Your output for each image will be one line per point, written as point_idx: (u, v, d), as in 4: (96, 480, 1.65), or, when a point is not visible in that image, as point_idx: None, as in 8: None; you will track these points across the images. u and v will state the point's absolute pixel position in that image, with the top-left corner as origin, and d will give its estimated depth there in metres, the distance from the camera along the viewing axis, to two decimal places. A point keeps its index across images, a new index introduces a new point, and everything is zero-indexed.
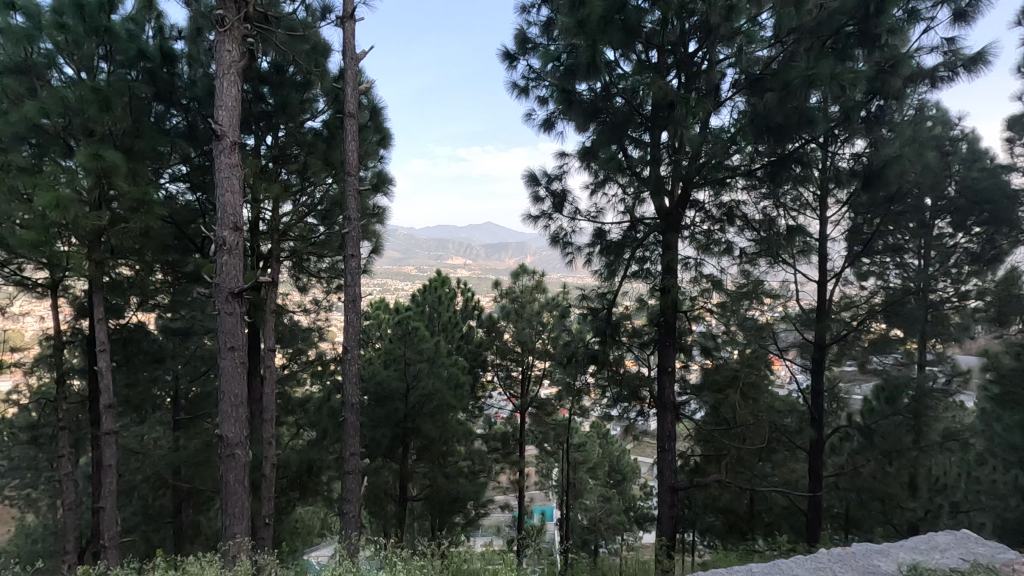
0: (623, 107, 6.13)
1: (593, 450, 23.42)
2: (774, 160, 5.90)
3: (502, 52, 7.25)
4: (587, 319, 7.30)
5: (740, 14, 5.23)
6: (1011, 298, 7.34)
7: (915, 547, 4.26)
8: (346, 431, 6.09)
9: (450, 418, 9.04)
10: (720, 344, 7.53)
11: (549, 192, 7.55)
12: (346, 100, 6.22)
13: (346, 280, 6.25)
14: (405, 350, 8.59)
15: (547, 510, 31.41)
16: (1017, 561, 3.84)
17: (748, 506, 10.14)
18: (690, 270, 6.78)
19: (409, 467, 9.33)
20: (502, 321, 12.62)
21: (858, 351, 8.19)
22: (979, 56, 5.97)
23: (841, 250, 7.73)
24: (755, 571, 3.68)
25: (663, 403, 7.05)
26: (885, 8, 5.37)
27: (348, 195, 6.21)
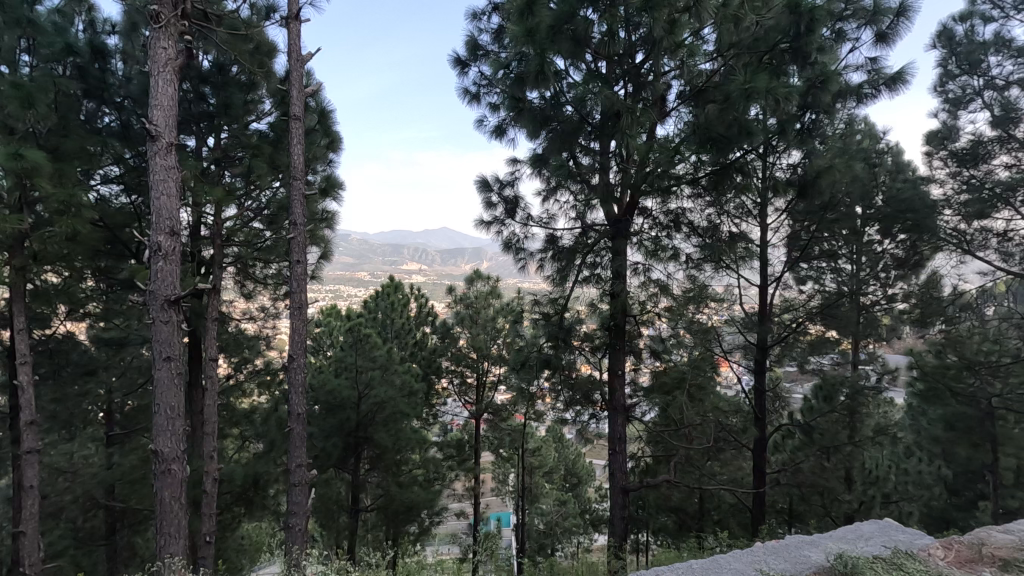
0: (573, 115, 6.22)
1: (550, 454, 23.58)
2: (717, 169, 6.15)
3: (452, 59, 7.27)
4: (540, 324, 7.31)
5: (682, 28, 5.37)
6: (932, 301, 8.24)
7: (841, 537, 4.39)
8: (292, 443, 5.87)
9: (404, 426, 8.86)
10: (669, 347, 7.67)
11: (501, 198, 7.61)
12: (292, 102, 6.06)
13: (292, 287, 6.05)
14: (356, 358, 8.41)
15: (503, 517, 31.61)
16: (935, 546, 4.04)
17: (699, 506, 10.54)
18: (639, 275, 6.93)
19: (362, 478, 9.10)
20: (456, 327, 12.51)
21: (799, 352, 8.63)
22: (899, 76, 6.41)
23: (781, 256, 8.05)
24: (693, 567, 3.67)
25: (614, 406, 7.18)
26: (814, 27, 5.67)
27: (293, 199, 6.02)
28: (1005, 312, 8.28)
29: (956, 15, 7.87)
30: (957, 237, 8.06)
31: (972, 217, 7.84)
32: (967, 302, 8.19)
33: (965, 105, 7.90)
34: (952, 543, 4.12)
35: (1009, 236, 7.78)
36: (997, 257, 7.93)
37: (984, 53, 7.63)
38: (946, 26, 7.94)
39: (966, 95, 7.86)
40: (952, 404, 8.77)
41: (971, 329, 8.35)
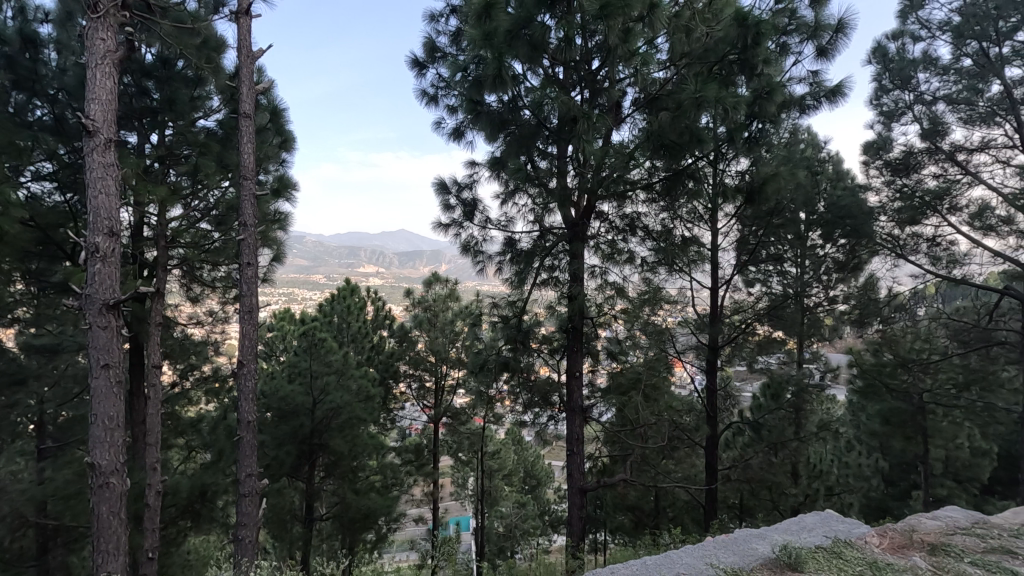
0: (530, 120, 6.25)
1: (509, 457, 23.64)
2: (670, 175, 6.33)
3: (410, 60, 7.21)
4: (499, 326, 7.31)
5: (636, 37, 5.49)
6: (869, 303, 8.73)
7: (785, 529, 4.56)
8: (241, 452, 5.68)
9: (361, 432, 8.69)
10: (625, 348, 7.89)
11: (459, 200, 7.57)
12: (241, 99, 5.86)
13: (242, 290, 5.85)
14: (311, 363, 8.21)
15: (462, 521, 31.53)
16: (871, 534, 4.25)
17: (654, 504, 10.78)
18: (597, 278, 7.11)
19: (316, 486, 8.86)
20: (414, 330, 12.39)
21: (749, 352, 8.92)
22: (838, 88, 6.75)
23: (731, 259, 8.32)
24: (647, 565, 3.71)
25: (571, 407, 7.27)
26: (760, 41, 5.69)
27: (243, 200, 5.82)
28: (933, 312, 8.77)
29: (888, 34, 8.37)
30: (891, 241, 8.49)
31: (905, 223, 8.27)
32: (901, 303, 8.62)
33: (897, 118, 8.40)
34: (886, 530, 4.36)
35: (937, 241, 8.27)
36: (927, 260, 8.39)
37: (913, 70, 8.16)
38: (879, 43, 8.43)
39: (898, 108, 8.36)
40: (887, 399, 9.24)
41: (904, 329, 8.86)
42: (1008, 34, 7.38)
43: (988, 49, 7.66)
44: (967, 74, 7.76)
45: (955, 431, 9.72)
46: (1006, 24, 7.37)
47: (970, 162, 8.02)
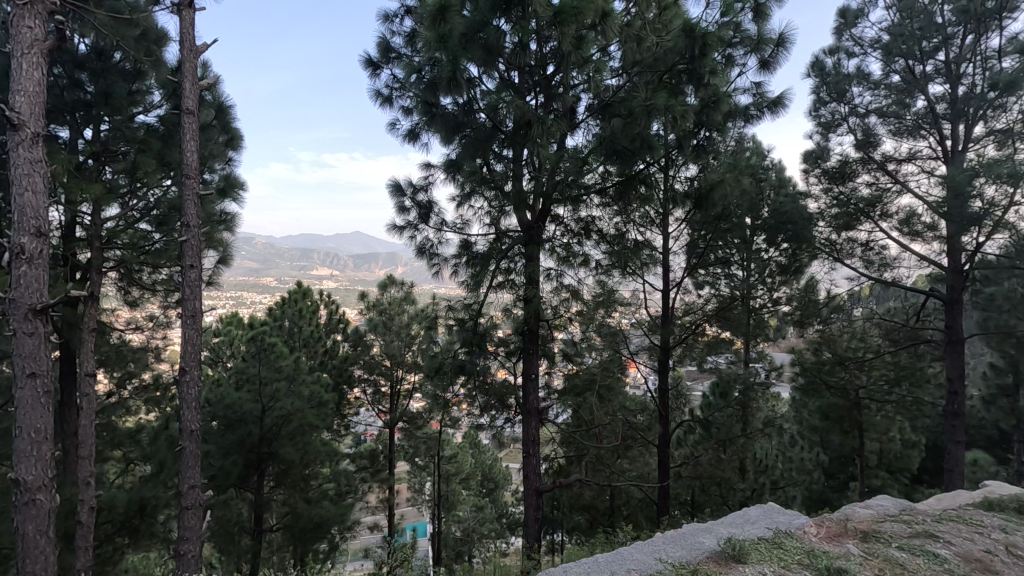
0: (485, 123, 6.23)
1: (466, 460, 23.51)
2: (622, 179, 6.48)
3: (364, 59, 7.10)
4: (455, 330, 7.32)
5: (589, 44, 5.60)
6: (810, 305, 9.18)
7: (730, 522, 4.72)
8: (183, 463, 5.44)
9: (313, 439, 8.42)
10: (580, 350, 8.24)
11: (414, 202, 7.48)
12: (184, 95, 5.63)
13: (184, 294, 5.60)
14: (260, 369, 7.95)
15: (419, 527, 31.20)
16: (809, 524, 4.47)
17: (610, 503, 11.04)
18: (553, 281, 7.34)
19: (266, 496, 8.56)
20: (369, 334, 12.16)
21: (698, 352, 9.13)
22: (779, 100, 7.08)
23: (681, 262, 8.62)
24: (598, 562, 3.77)
25: (528, 409, 7.30)
26: (706, 51, 5.79)
27: (185, 200, 5.58)
28: (868, 312, 9.33)
29: (826, 49, 8.84)
30: (829, 245, 8.91)
31: (841, 229, 8.70)
32: (838, 304, 9.15)
33: (834, 128, 8.86)
34: (823, 520, 4.58)
35: (870, 246, 8.77)
36: (861, 263, 8.86)
37: (848, 84, 8.63)
38: (817, 58, 8.89)
39: (835, 120, 8.82)
40: (824, 395, 10.00)
41: (841, 328, 9.45)
42: (930, 53, 7.97)
43: (914, 66, 8.21)
44: (896, 89, 8.26)
45: (887, 424, 10.32)
46: (929, 44, 7.96)
47: (898, 172, 8.56)
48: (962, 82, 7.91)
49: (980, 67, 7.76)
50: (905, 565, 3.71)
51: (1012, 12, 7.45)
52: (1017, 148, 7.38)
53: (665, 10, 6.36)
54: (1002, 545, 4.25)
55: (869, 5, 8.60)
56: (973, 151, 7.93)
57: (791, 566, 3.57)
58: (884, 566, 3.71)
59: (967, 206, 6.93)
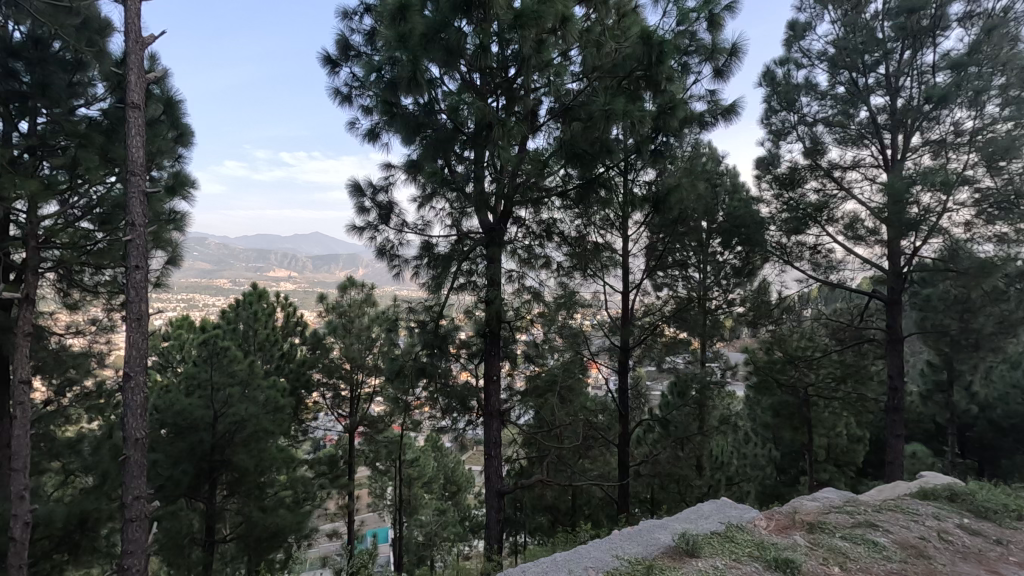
0: (446, 123, 6.19)
1: (429, 463, 23.31)
2: (583, 183, 6.56)
3: (321, 56, 6.96)
4: (416, 332, 7.19)
5: (549, 48, 5.63)
6: (762, 306, 9.54)
7: (685, 517, 4.84)
8: (128, 473, 5.20)
9: (268, 445, 8.16)
10: (542, 351, 8.33)
11: (374, 203, 7.37)
12: (129, 88, 5.39)
13: (128, 296, 5.34)
14: (211, 373, 7.66)
15: (380, 532, 30.79)
16: (759, 517, 4.62)
17: (571, 503, 11.21)
18: (514, 282, 7.44)
19: (218, 505, 8.27)
20: (328, 337, 11.91)
21: (657, 352, 9.27)
22: (732, 108, 7.33)
23: (640, 265, 8.86)
24: (556, 561, 3.80)
25: (489, 411, 7.29)
26: (663, 58, 5.86)
27: (130, 197, 5.34)
28: (817, 313, 9.75)
29: (776, 60, 9.20)
30: (780, 249, 9.22)
31: (790, 233, 9.00)
32: (789, 305, 9.48)
33: (784, 136, 9.22)
34: (772, 513, 4.74)
35: (818, 249, 9.12)
36: (809, 266, 9.22)
37: (797, 93, 9.00)
38: (769, 68, 9.24)
39: (785, 127, 9.17)
40: (777, 394, 10.40)
41: (791, 328, 9.80)
42: (872, 66, 8.39)
43: (857, 78, 8.63)
44: (842, 100, 8.67)
45: (835, 420, 10.78)
46: (870, 58, 8.38)
47: (843, 179, 8.97)
48: (901, 94, 8.36)
49: (916, 80, 8.22)
50: (847, 554, 3.89)
51: (944, 30, 7.94)
52: (949, 158, 7.83)
53: (624, 17, 6.50)
54: (934, 531, 4.51)
55: (816, 19, 9.00)
56: (911, 160, 8.39)
57: (742, 558, 3.68)
58: (828, 555, 3.88)
59: (905, 212, 7.33)
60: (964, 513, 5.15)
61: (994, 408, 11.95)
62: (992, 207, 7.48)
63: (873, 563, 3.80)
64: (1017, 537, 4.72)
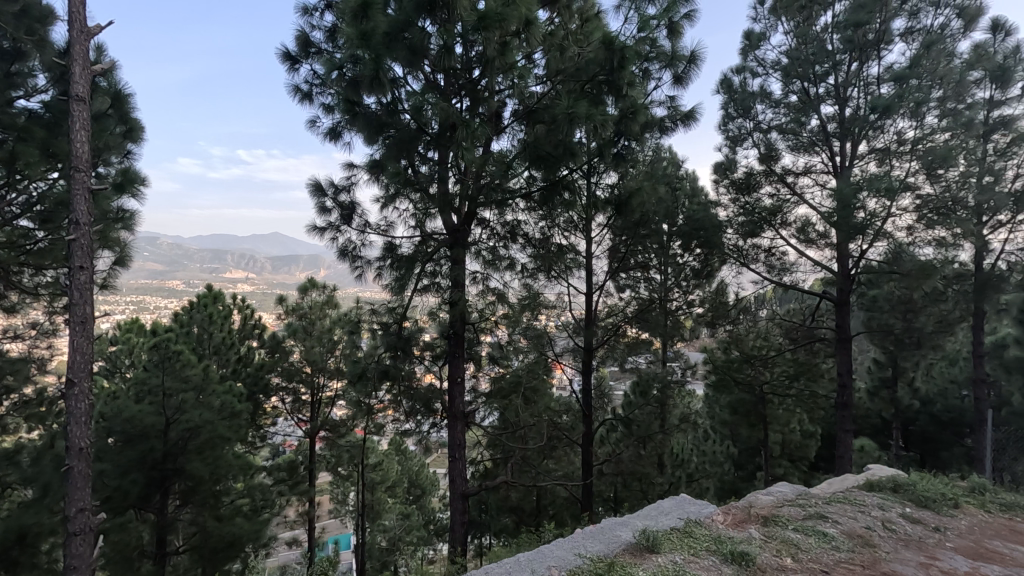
0: (409, 124, 6.13)
1: (393, 467, 23.01)
2: (547, 185, 6.61)
3: (281, 52, 6.80)
4: (379, 334, 7.01)
5: (513, 50, 5.64)
6: (720, 306, 9.91)
7: (645, 514, 4.93)
8: (71, 484, 4.96)
9: (224, 453, 7.89)
10: (507, 353, 8.09)
11: (336, 203, 7.23)
12: (73, 80, 5.14)
13: (71, 298, 5.09)
14: (163, 379, 7.35)
15: (342, 538, 30.26)
16: (717, 512, 4.74)
17: (536, 503, 11.28)
18: (478, 284, 7.21)
19: (170, 516, 7.93)
20: (288, 340, 11.63)
21: (620, 352, 9.18)
22: (691, 114, 7.53)
23: (603, 266, 9.06)
24: (519, 561, 3.80)
25: (453, 412, 7.30)
26: (625, 64, 6.03)
27: (74, 194, 5.08)
28: (771, 313, 10.12)
29: (734, 68, 9.48)
30: (737, 252, 9.48)
31: (746, 236, 9.23)
32: (745, 305, 9.87)
33: (741, 142, 9.52)
34: (729, 508, 4.87)
35: (772, 252, 9.36)
36: (764, 267, 9.49)
37: (753, 101, 9.31)
38: (726, 75, 9.52)
39: (742, 134, 9.47)
40: (737, 392, 10.51)
41: (748, 328, 10.16)
42: (822, 77, 8.75)
43: (809, 88, 8.99)
44: (794, 108, 9.03)
45: (789, 417, 11.18)
46: (821, 69, 8.73)
47: (796, 184, 9.31)
48: (849, 104, 8.75)
49: (863, 91, 8.62)
50: (799, 545, 4.04)
51: (887, 45, 8.36)
52: (894, 166, 8.23)
53: (587, 22, 6.59)
54: (879, 521, 4.73)
55: (771, 30, 9.32)
56: (858, 167, 8.78)
57: (700, 552, 3.78)
58: (781, 546, 4.03)
59: (853, 217, 7.66)
60: (907, 502, 5.42)
61: (935, 403, 12.60)
62: (932, 212, 7.92)
63: (823, 553, 3.97)
64: (952, 524, 5.01)
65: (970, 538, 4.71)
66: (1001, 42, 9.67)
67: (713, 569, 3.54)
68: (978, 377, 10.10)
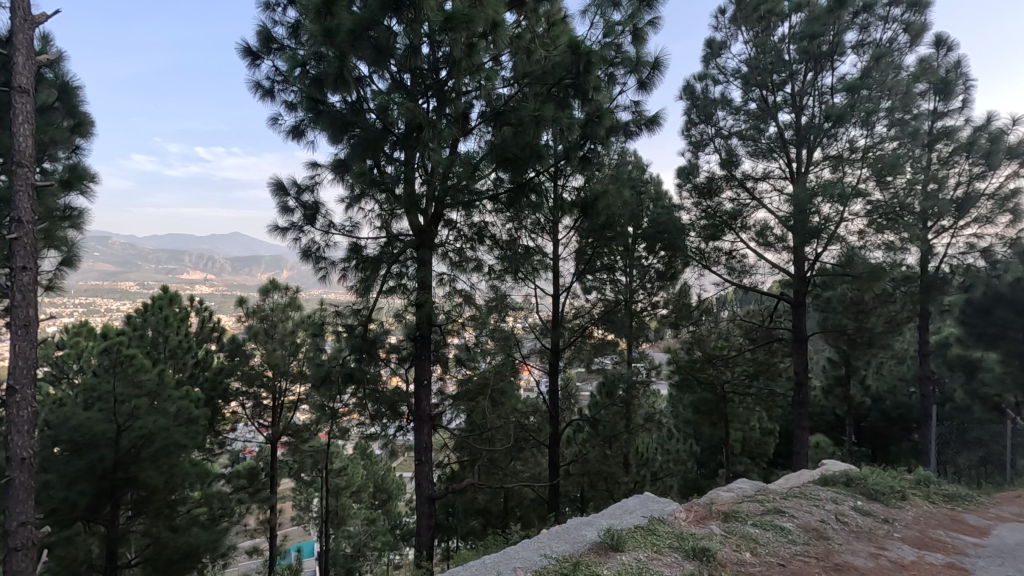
0: (375, 123, 6.05)
1: (357, 472, 22.64)
2: (514, 187, 6.65)
3: (241, 48, 6.62)
4: (344, 337, 6.92)
5: (480, 52, 5.64)
6: (683, 308, 10.16)
7: (610, 514, 4.98)
8: (12, 496, 4.71)
9: (180, 461, 7.59)
10: (474, 356, 7.93)
11: (299, 203, 7.08)
12: (16, 70, 4.88)
13: (13, 300, 4.84)
14: (115, 385, 7.00)
15: (305, 546, 29.60)
16: (680, 509, 4.83)
17: (503, 505, 11.30)
18: (445, 286, 7.12)
19: (121, 528, 7.53)
20: (249, 343, 11.32)
21: (586, 353, 9.43)
22: (655, 119, 7.68)
23: (570, 268, 9.07)
24: (484, 564, 3.78)
25: (420, 415, 7.18)
26: (590, 68, 6.10)
27: (16, 191, 4.82)
28: (732, 314, 10.39)
29: (696, 75, 9.72)
30: (700, 254, 9.73)
31: (708, 238, 9.55)
32: (707, 306, 10.15)
33: (703, 147, 9.75)
34: (692, 505, 4.96)
35: (733, 254, 9.62)
36: (725, 270, 9.69)
37: (714, 108, 9.56)
38: (689, 82, 9.75)
39: (704, 139, 9.71)
40: (698, 390, 11.03)
41: (709, 329, 10.42)
42: (780, 85, 9.06)
43: (767, 96, 9.28)
44: (753, 116, 9.32)
45: (748, 415, 11.52)
46: (778, 78, 9.05)
47: (755, 189, 9.58)
48: (804, 112, 9.08)
49: (818, 100, 8.95)
50: (757, 540, 4.15)
51: (840, 56, 8.70)
52: (846, 172, 8.57)
53: (553, 26, 6.65)
54: (833, 514, 4.91)
55: (731, 39, 9.59)
56: (813, 173, 9.11)
57: (663, 549, 3.85)
58: (741, 542, 4.13)
59: (808, 221, 7.95)
60: (859, 495, 5.64)
61: (885, 400, 13.19)
62: (882, 217, 8.26)
63: (779, 547, 4.09)
64: (900, 516, 5.25)
65: (916, 528, 4.93)
66: (944, 57, 10.21)
67: (675, 566, 3.60)
68: (923, 375, 10.61)
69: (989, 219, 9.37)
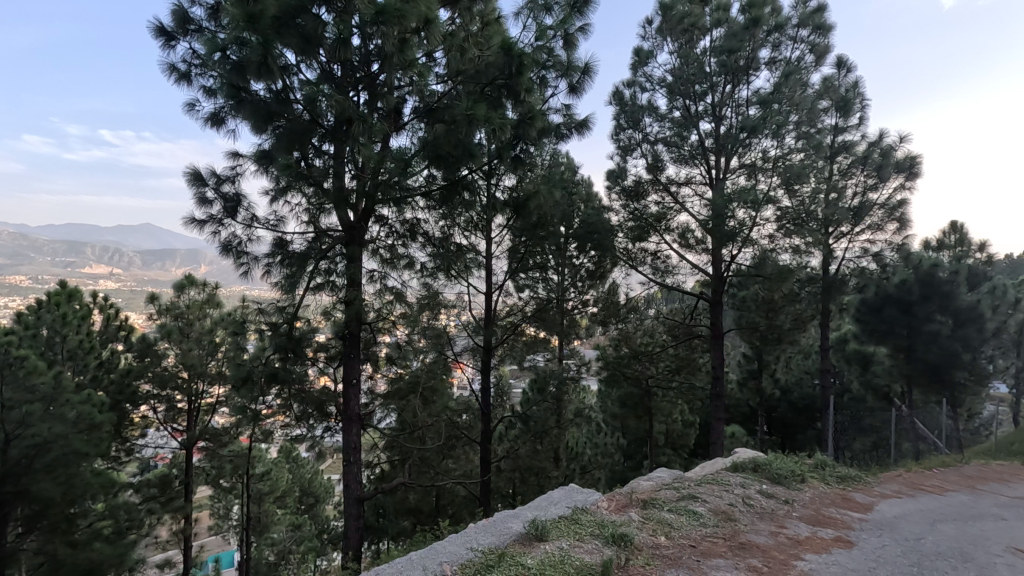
0: (302, 115, 5.86)
1: (282, 476, 21.72)
2: (447, 184, 6.70)
3: (154, 26, 6.21)
4: (267, 336, 6.60)
5: (412, 48, 5.58)
6: (612, 307, 10.33)
7: (537, 506, 5.10)
8: None
9: (81, 470, 7.05)
10: (406, 355, 7.72)
11: (219, 194, 6.73)
12: None
13: None
14: (2, 390, 6.36)
15: (224, 556, 28.02)
16: (602, 499, 5.03)
17: (434, 503, 11.32)
18: (375, 283, 7.10)
19: (9, 547, 6.76)
20: (161, 342, 10.60)
21: (518, 350, 9.51)
22: (585, 122, 7.91)
23: (503, 266, 9.17)
24: (412, 560, 3.77)
25: (348, 415, 7.03)
26: (522, 70, 6.17)
27: None
28: (657, 312, 10.86)
29: (624, 81, 10.08)
30: (627, 254, 10.20)
31: (634, 239, 10.00)
32: (635, 305, 10.51)
33: (631, 152, 10.14)
34: (614, 495, 5.17)
35: (658, 255, 10.15)
36: (650, 269, 10.25)
37: (642, 114, 9.98)
38: (618, 88, 10.10)
39: (631, 144, 10.10)
40: (624, 384, 11.51)
41: (636, 327, 10.86)
42: (701, 95, 9.60)
43: (690, 105, 9.79)
44: (677, 123, 9.81)
45: (670, 408, 12.15)
46: (700, 88, 9.57)
47: (678, 194, 10.08)
48: (723, 122, 9.66)
49: (735, 111, 9.55)
50: (671, 524, 4.42)
51: (755, 71, 9.33)
52: (760, 180, 9.19)
53: (487, 25, 6.68)
54: (741, 498, 5.29)
55: (658, 48, 10.04)
56: (731, 180, 9.71)
57: (584, 537, 4.01)
58: (657, 526, 4.37)
59: (725, 224, 8.49)
60: (764, 480, 6.09)
61: (792, 392, 14.25)
62: (790, 223, 8.94)
63: (691, 529, 4.36)
64: (798, 497, 5.73)
65: (811, 507, 5.41)
66: (844, 77, 11.18)
67: (596, 552, 3.77)
68: (824, 368, 11.59)
69: (880, 226, 10.38)
